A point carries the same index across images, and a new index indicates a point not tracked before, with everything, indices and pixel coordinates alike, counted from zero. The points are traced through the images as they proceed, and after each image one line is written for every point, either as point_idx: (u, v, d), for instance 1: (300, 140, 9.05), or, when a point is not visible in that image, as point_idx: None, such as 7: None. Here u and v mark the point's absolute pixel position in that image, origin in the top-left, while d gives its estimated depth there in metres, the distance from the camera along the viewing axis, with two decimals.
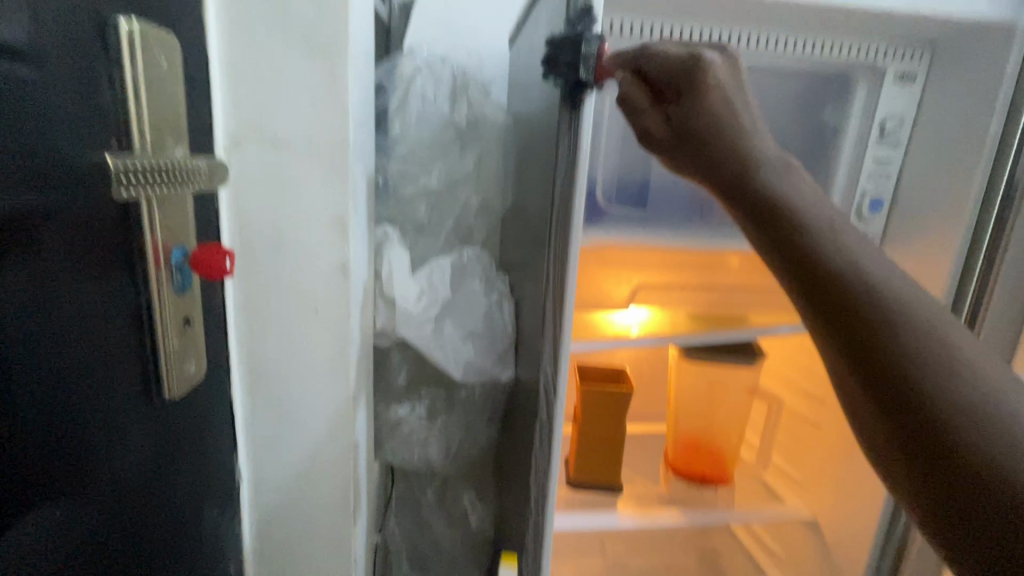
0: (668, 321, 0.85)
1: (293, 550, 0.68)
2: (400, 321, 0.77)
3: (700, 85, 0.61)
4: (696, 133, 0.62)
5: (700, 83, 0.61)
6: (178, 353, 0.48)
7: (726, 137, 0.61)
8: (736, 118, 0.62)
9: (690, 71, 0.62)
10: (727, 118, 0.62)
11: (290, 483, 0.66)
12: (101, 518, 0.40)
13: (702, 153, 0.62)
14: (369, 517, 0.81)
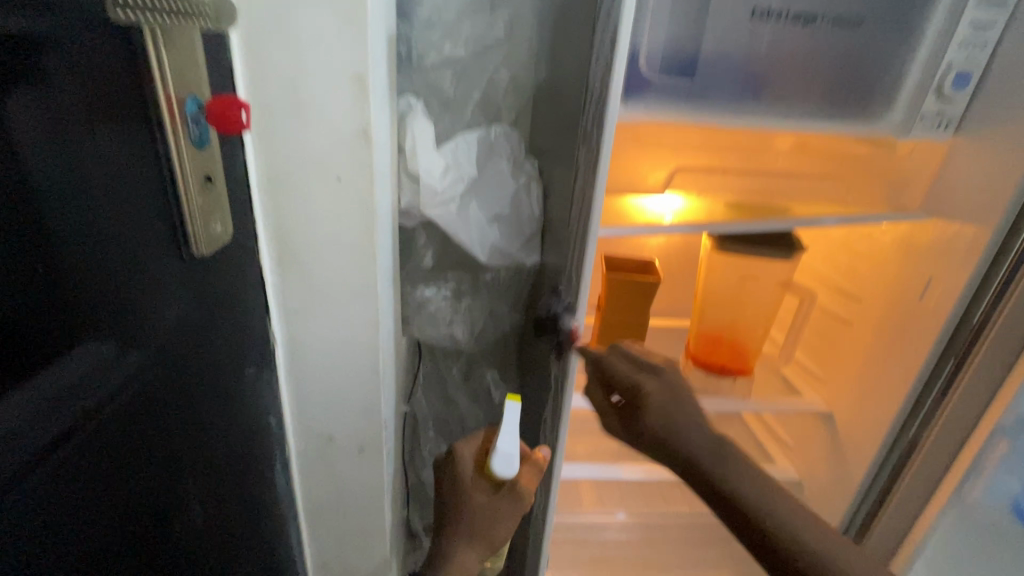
0: (703, 210, 0.79)
1: (328, 411, 0.74)
2: (425, 198, 0.76)
3: (642, 385, 0.76)
4: (642, 428, 0.76)
5: (641, 389, 0.76)
6: (203, 211, 0.47)
7: (655, 422, 0.75)
8: (670, 403, 0.75)
9: (639, 385, 0.76)
10: (672, 399, 0.75)
11: (323, 349, 0.70)
12: (149, 359, 0.43)
13: (643, 436, 0.77)
14: (398, 386, 0.87)
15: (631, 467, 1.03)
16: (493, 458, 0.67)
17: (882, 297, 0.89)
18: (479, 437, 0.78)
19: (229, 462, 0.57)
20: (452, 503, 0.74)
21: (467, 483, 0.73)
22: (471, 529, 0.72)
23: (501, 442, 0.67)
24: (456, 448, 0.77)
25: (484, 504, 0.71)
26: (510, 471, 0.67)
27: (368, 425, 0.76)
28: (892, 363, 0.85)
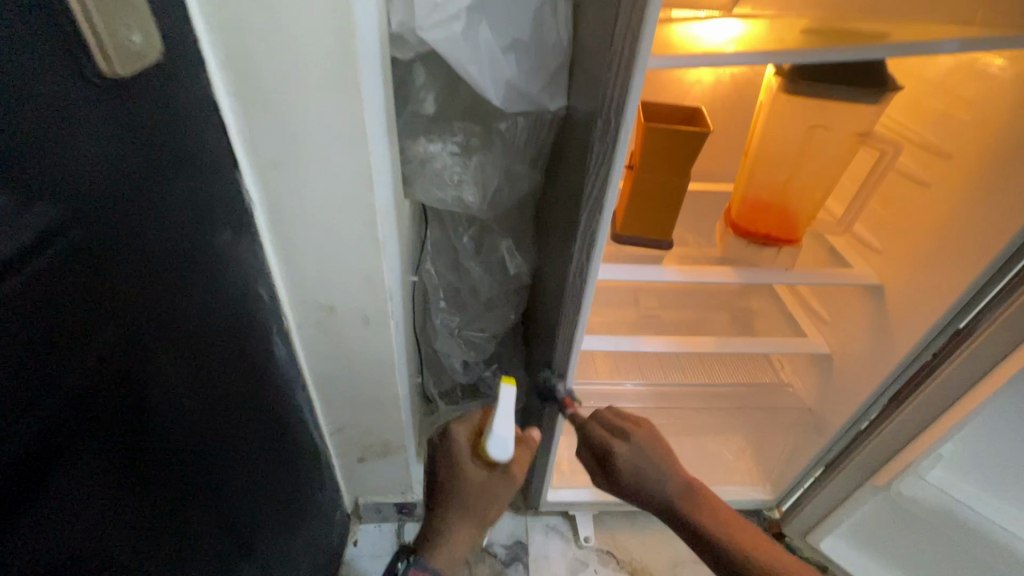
0: (769, 36, 0.61)
1: (327, 279, 0.66)
2: (420, 14, 0.59)
3: (614, 445, 0.76)
4: (617, 484, 0.77)
5: (614, 453, 0.76)
6: (107, 9, 0.33)
7: (628, 480, 0.75)
8: (637, 470, 0.75)
9: (612, 449, 0.76)
10: (642, 460, 0.75)
11: (311, 211, 0.59)
12: (76, 219, 0.33)
13: (619, 491, 0.78)
14: (404, 255, 0.78)
15: (654, 339, 0.97)
16: (489, 440, 0.69)
17: (981, 151, 0.72)
18: (471, 418, 0.80)
19: (218, 337, 0.51)
20: (447, 483, 0.76)
21: (462, 461, 0.75)
22: (465, 504, 0.75)
23: (497, 425, 0.69)
24: (451, 430, 0.78)
25: (480, 485, 0.74)
26: (504, 454, 0.69)
27: (372, 296, 0.69)
28: (967, 230, 0.72)
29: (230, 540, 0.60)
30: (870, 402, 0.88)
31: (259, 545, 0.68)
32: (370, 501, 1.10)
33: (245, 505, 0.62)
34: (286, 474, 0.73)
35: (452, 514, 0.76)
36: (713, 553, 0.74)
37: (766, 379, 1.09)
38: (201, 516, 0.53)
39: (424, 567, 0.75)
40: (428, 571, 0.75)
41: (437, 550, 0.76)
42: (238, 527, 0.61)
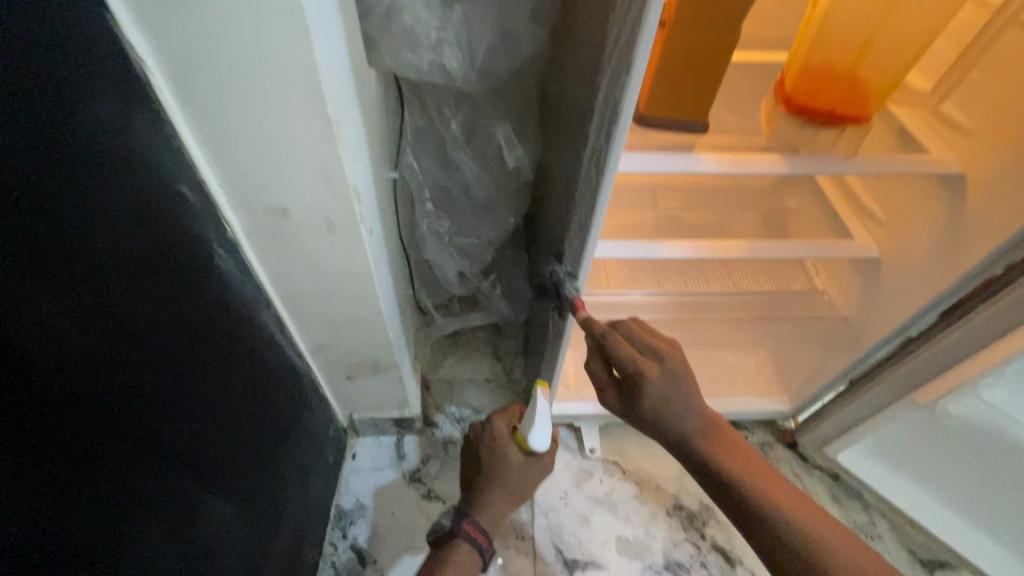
0: None
1: (268, 168, 0.51)
2: None
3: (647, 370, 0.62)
4: (636, 414, 0.66)
5: (646, 376, 0.62)
6: None
7: (650, 407, 0.64)
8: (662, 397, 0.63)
9: (643, 372, 0.61)
10: (671, 390, 0.63)
11: (230, 80, 0.44)
12: None
13: (635, 419, 0.67)
14: (374, 144, 0.63)
15: (676, 243, 0.84)
16: (530, 434, 0.70)
17: None
18: (510, 410, 0.79)
19: (123, 244, 0.41)
20: (489, 468, 0.74)
21: (505, 444, 0.74)
22: (506, 483, 0.73)
23: (537, 421, 0.70)
24: (492, 420, 0.77)
25: (521, 467, 0.73)
26: (544, 446, 0.71)
27: (331, 194, 0.55)
28: None
29: (192, 470, 0.54)
30: (926, 310, 0.77)
31: (233, 472, 0.63)
32: (365, 417, 1.04)
33: (203, 434, 0.55)
34: (254, 399, 0.66)
35: (493, 490, 0.73)
36: (725, 490, 0.65)
37: (796, 286, 0.98)
38: (138, 449, 0.46)
39: (476, 523, 0.72)
40: (479, 526, 0.72)
41: (480, 512, 0.73)
42: (200, 455, 0.55)
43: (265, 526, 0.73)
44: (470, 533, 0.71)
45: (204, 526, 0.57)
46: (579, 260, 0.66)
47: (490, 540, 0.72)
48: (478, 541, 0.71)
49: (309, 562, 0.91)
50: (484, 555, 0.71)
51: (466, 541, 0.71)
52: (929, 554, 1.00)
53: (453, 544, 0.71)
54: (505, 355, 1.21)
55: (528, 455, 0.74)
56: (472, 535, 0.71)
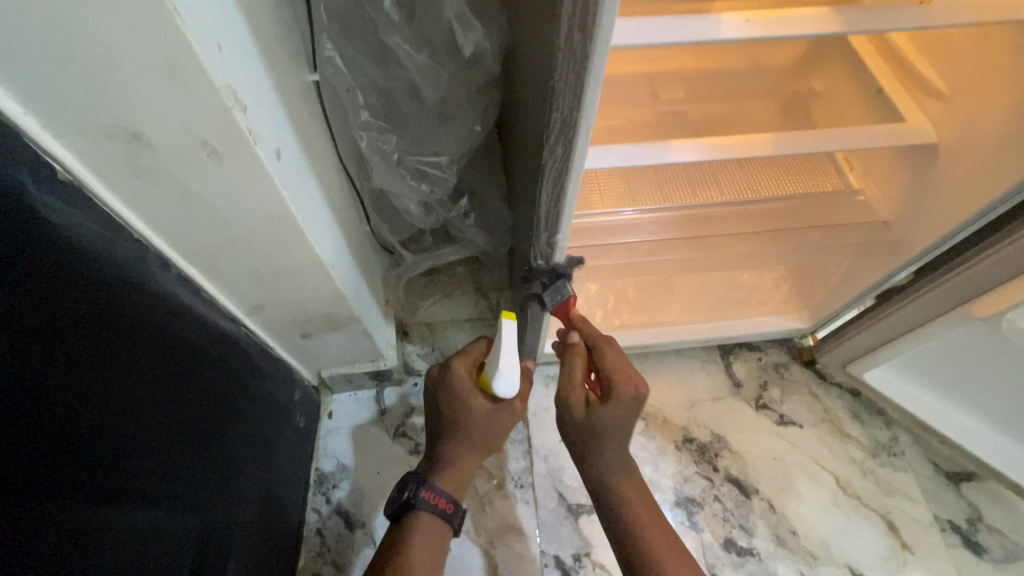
0: None
1: (77, 62, 0.34)
2: None
3: (613, 389, 0.61)
4: (580, 412, 0.63)
5: (610, 392, 0.62)
6: None
7: (601, 422, 0.62)
8: (603, 428, 0.62)
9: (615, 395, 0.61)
10: (620, 431, 0.62)
11: None
12: None
13: (570, 413, 0.64)
14: (259, 29, 0.44)
15: (686, 142, 0.67)
16: (495, 379, 0.59)
17: None
18: (471, 351, 0.68)
19: None
20: (453, 419, 0.64)
21: (467, 394, 0.63)
22: (471, 436, 0.64)
23: (502, 362, 0.59)
24: (451, 364, 0.66)
25: (487, 415, 0.64)
26: (511, 392, 0.60)
27: (192, 99, 0.37)
28: None
29: (79, 486, 0.42)
30: (995, 204, 0.63)
31: (156, 471, 0.52)
32: (335, 373, 0.93)
33: (87, 442, 0.43)
34: (173, 383, 0.54)
35: (456, 443, 0.65)
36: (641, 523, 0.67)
37: (829, 186, 0.81)
38: (39, 479, 0.39)
39: (436, 489, 0.63)
40: (440, 492, 0.63)
41: (442, 476, 0.64)
42: (100, 459, 0.44)
43: (220, 516, 0.64)
44: (429, 502, 0.63)
45: (116, 542, 0.47)
46: (565, 173, 0.49)
47: (453, 505, 0.64)
48: (440, 510, 0.63)
49: (289, 535, 0.83)
50: (451, 520, 0.63)
51: (427, 510, 0.62)
52: (954, 466, 0.93)
53: (412, 516, 0.62)
54: (490, 289, 1.07)
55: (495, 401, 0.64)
56: (432, 504, 0.63)
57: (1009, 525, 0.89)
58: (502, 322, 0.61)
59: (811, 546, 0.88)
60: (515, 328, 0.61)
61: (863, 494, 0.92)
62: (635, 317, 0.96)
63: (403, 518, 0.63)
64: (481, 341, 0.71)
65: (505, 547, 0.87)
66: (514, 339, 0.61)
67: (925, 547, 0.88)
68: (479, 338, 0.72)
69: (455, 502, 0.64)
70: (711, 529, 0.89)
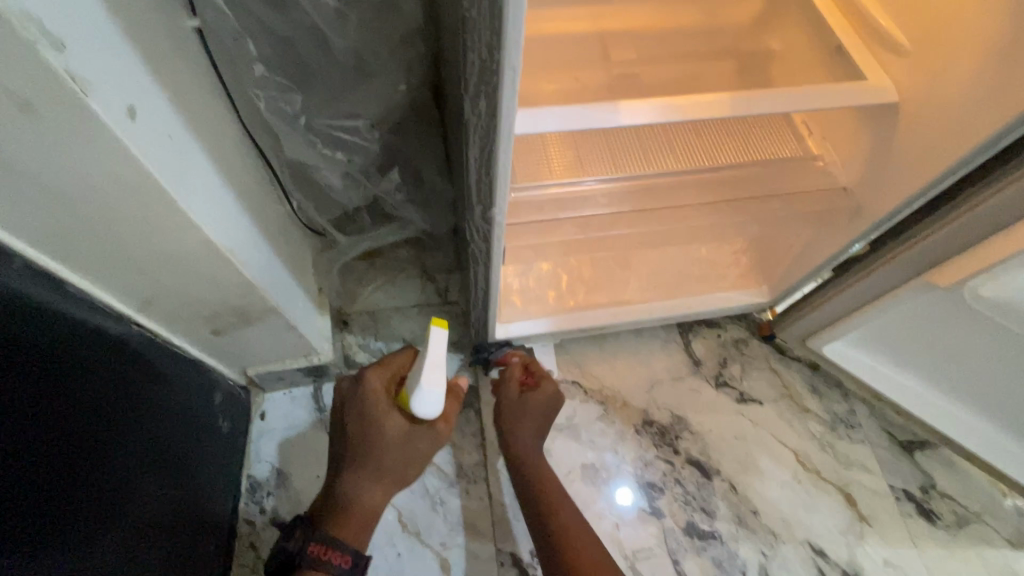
0: None
1: None
2: None
3: (542, 385, 0.78)
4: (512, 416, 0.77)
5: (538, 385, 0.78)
6: None
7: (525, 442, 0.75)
8: (531, 405, 0.76)
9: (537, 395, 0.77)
10: (542, 415, 0.77)
11: None
12: None
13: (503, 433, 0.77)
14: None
15: (636, 103, 0.60)
16: (416, 396, 0.55)
17: None
18: (391, 363, 0.64)
19: None
20: (362, 443, 0.59)
21: (382, 413, 0.59)
22: (383, 465, 0.59)
23: (426, 378, 0.55)
24: (366, 376, 0.62)
25: (402, 439, 0.60)
26: (434, 410, 0.56)
27: None
28: None
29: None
30: (961, 164, 0.60)
31: (12, 517, 0.42)
32: (264, 372, 0.83)
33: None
34: (26, 406, 0.43)
35: (363, 472, 0.59)
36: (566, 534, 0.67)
37: (786, 152, 0.76)
38: None
39: (330, 540, 0.56)
40: (335, 543, 0.56)
41: (342, 520, 0.58)
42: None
43: (119, 553, 0.55)
44: (319, 558, 0.55)
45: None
46: (491, 138, 0.41)
47: (348, 558, 0.56)
48: (332, 563, 0.55)
49: (214, 555, 0.74)
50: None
51: (316, 567, 0.55)
52: (909, 435, 0.93)
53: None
54: (438, 273, 1.00)
55: (411, 421, 0.60)
56: (325, 559, 0.55)
57: (960, 490, 0.90)
58: (431, 334, 0.54)
59: (771, 524, 0.86)
60: (445, 339, 0.55)
61: (821, 467, 0.90)
62: (591, 297, 0.91)
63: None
64: (405, 351, 0.67)
65: (459, 547, 0.82)
66: (444, 350, 0.55)
67: (882, 518, 0.87)
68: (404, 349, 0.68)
69: (354, 553, 0.57)
70: (673, 514, 0.86)
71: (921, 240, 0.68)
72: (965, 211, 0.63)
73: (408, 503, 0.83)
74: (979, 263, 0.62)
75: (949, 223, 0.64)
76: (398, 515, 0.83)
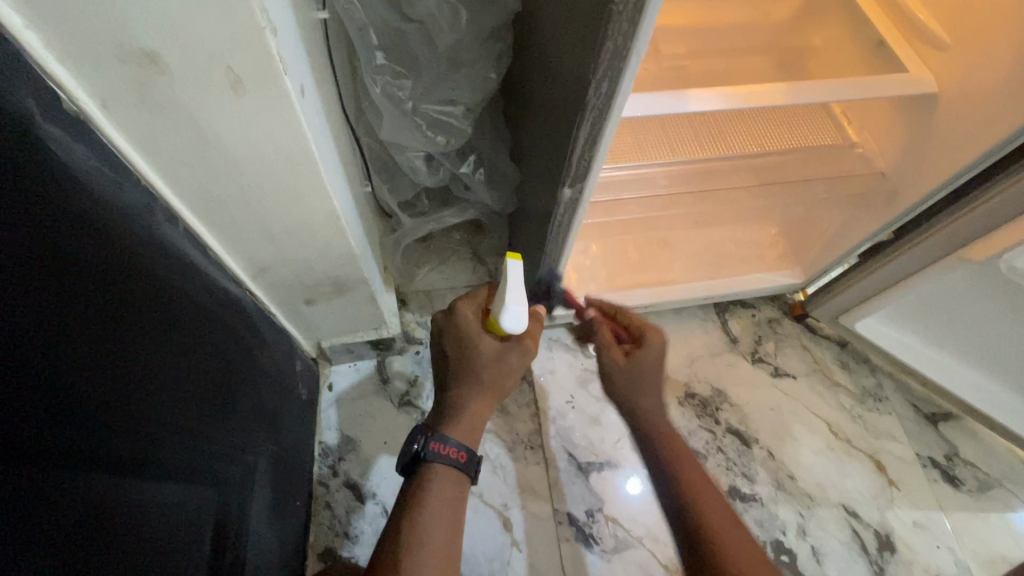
0: None
1: None
2: None
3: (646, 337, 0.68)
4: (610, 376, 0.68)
5: (641, 342, 0.68)
6: None
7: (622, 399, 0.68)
8: (642, 369, 0.67)
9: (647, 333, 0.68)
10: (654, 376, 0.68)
11: None
12: None
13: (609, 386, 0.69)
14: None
15: (702, 91, 0.66)
16: (503, 314, 0.59)
17: None
18: (476, 295, 0.69)
19: None
20: (461, 362, 0.64)
21: (473, 334, 0.63)
22: (480, 378, 0.63)
23: (508, 297, 0.60)
24: (457, 306, 0.66)
25: (495, 357, 0.64)
26: (520, 327, 0.61)
27: (216, 16, 0.33)
28: None
29: (81, 461, 0.36)
30: (992, 152, 0.66)
31: (177, 452, 0.48)
32: (336, 343, 0.89)
33: (96, 413, 0.38)
34: (172, 348, 0.48)
35: (466, 385, 0.64)
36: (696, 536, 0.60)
37: (827, 141, 0.82)
38: (130, 434, 0.42)
39: (445, 439, 0.61)
40: (450, 440, 0.61)
41: (454, 425, 0.63)
42: (167, 419, 0.47)
43: (239, 492, 0.61)
44: (439, 453, 0.61)
45: (140, 522, 0.43)
46: (604, 117, 0.48)
47: (466, 453, 0.62)
48: (455, 458, 0.61)
49: (299, 511, 0.80)
50: (465, 470, 0.62)
51: (437, 461, 0.61)
52: (933, 407, 1.00)
53: (426, 471, 0.61)
54: (488, 255, 1.05)
55: (504, 340, 0.64)
56: (444, 454, 0.61)
57: (982, 459, 0.96)
58: (508, 263, 0.60)
59: (807, 488, 0.92)
60: (522, 266, 0.60)
61: (852, 437, 0.97)
62: (637, 276, 0.97)
63: (416, 471, 0.62)
64: (486, 286, 0.71)
65: (519, 507, 0.88)
66: (520, 273, 0.60)
67: (909, 482, 0.94)
68: (485, 284, 0.72)
69: (468, 451, 0.62)
70: (716, 478, 0.92)
71: (953, 220, 0.75)
72: (992, 194, 0.69)
73: None
74: (1012, 237, 0.68)
75: (978, 205, 0.71)
76: None
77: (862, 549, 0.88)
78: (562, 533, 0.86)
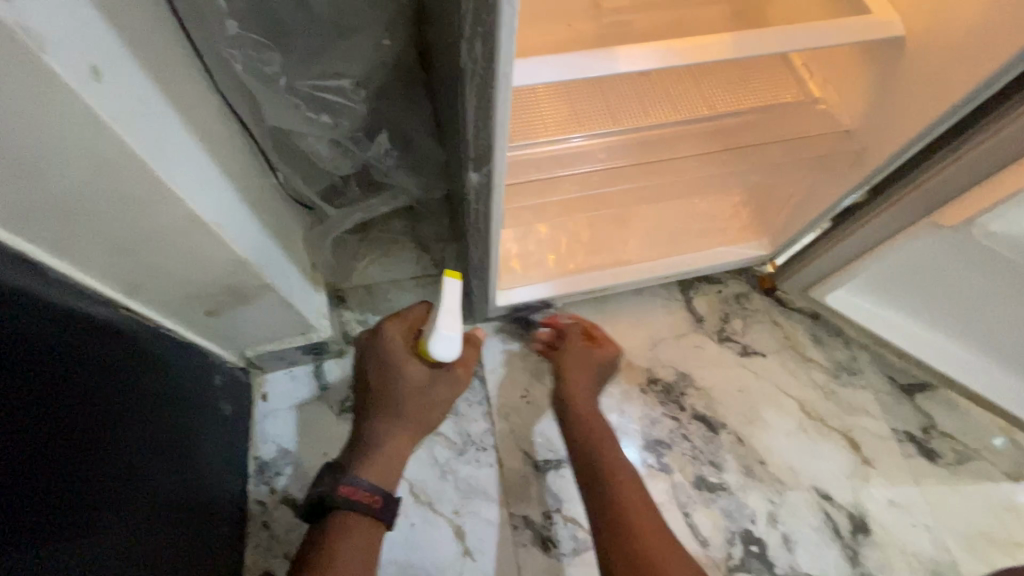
0: None
1: None
2: None
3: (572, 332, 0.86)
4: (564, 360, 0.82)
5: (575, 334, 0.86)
6: None
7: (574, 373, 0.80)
8: (581, 351, 0.83)
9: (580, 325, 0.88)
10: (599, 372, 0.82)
11: None
12: None
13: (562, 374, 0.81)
14: None
15: (634, 49, 0.56)
16: (434, 340, 0.55)
17: None
18: (409, 315, 0.64)
19: None
20: (382, 391, 0.62)
21: (399, 363, 0.61)
22: (402, 411, 0.62)
23: (442, 322, 0.55)
24: (384, 328, 0.63)
25: (421, 386, 0.62)
26: (450, 356, 0.56)
27: None
28: None
29: None
30: (961, 106, 0.59)
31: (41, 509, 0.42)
32: (262, 352, 0.82)
33: None
34: (13, 388, 0.39)
35: (388, 419, 0.62)
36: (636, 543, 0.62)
37: (787, 99, 0.74)
38: None
39: (357, 481, 0.58)
40: (363, 483, 0.58)
41: (368, 466, 0.60)
42: (24, 475, 0.40)
43: (132, 536, 0.53)
44: (349, 498, 0.57)
45: None
46: (486, 79, 0.40)
47: (381, 497, 0.58)
48: (366, 504, 0.58)
49: (229, 532, 0.74)
50: (379, 515, 0.58)
51: (347, 508, 0.57)
52: (910, 379, 0.94)
53: (333, 516, 0.57)
54: (433, 243, 0.97)
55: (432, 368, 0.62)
56: (356, 500, 0.57)
57: (960, 429, 0.91)
58: (445, 283, 0.55)
59: (778, 473, 0.87)
60: (458, 287, 0.55)
61: (826, 416, 0.91)
62: (591, 259, 0.89)
63: (323, 518, 0.58)
64: (424, 305, 0.66)
65: (472, 513, 0.82)
66: (457, 297, 0.56)
67: (884, 460, 0.89)
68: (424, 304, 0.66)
69: (381, 493, 0.59)
70: (681, 468, 0.87)
71: (928, 178, 0.67)
72: (966, 148, 0.62)
73: (418, 473, 0.83)
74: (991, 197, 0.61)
75: (950, 162, 0.64)
76: (408, 485, 0.83)
77: (835, 533, 0.84)
78: (518, 538, 0.81)
